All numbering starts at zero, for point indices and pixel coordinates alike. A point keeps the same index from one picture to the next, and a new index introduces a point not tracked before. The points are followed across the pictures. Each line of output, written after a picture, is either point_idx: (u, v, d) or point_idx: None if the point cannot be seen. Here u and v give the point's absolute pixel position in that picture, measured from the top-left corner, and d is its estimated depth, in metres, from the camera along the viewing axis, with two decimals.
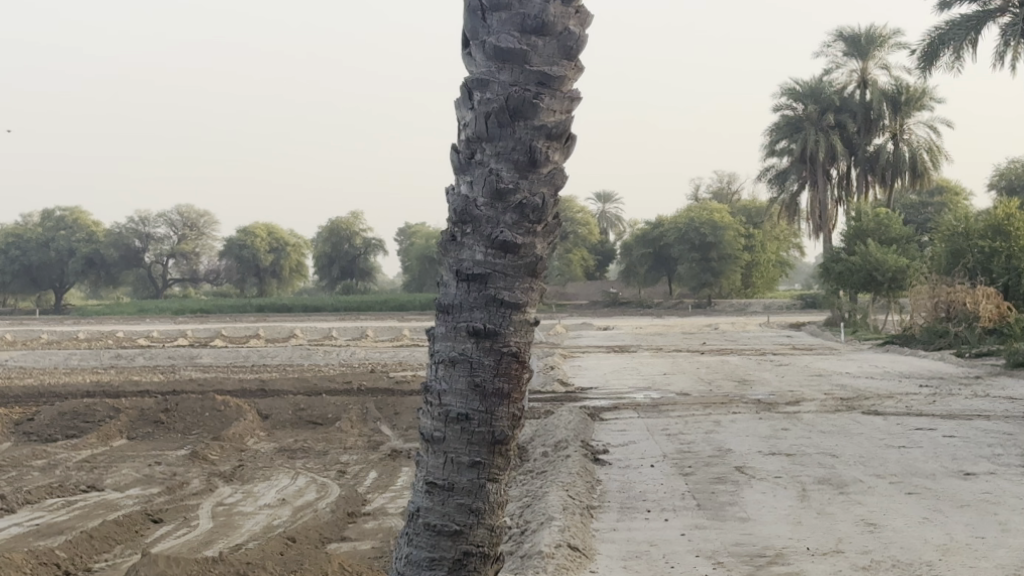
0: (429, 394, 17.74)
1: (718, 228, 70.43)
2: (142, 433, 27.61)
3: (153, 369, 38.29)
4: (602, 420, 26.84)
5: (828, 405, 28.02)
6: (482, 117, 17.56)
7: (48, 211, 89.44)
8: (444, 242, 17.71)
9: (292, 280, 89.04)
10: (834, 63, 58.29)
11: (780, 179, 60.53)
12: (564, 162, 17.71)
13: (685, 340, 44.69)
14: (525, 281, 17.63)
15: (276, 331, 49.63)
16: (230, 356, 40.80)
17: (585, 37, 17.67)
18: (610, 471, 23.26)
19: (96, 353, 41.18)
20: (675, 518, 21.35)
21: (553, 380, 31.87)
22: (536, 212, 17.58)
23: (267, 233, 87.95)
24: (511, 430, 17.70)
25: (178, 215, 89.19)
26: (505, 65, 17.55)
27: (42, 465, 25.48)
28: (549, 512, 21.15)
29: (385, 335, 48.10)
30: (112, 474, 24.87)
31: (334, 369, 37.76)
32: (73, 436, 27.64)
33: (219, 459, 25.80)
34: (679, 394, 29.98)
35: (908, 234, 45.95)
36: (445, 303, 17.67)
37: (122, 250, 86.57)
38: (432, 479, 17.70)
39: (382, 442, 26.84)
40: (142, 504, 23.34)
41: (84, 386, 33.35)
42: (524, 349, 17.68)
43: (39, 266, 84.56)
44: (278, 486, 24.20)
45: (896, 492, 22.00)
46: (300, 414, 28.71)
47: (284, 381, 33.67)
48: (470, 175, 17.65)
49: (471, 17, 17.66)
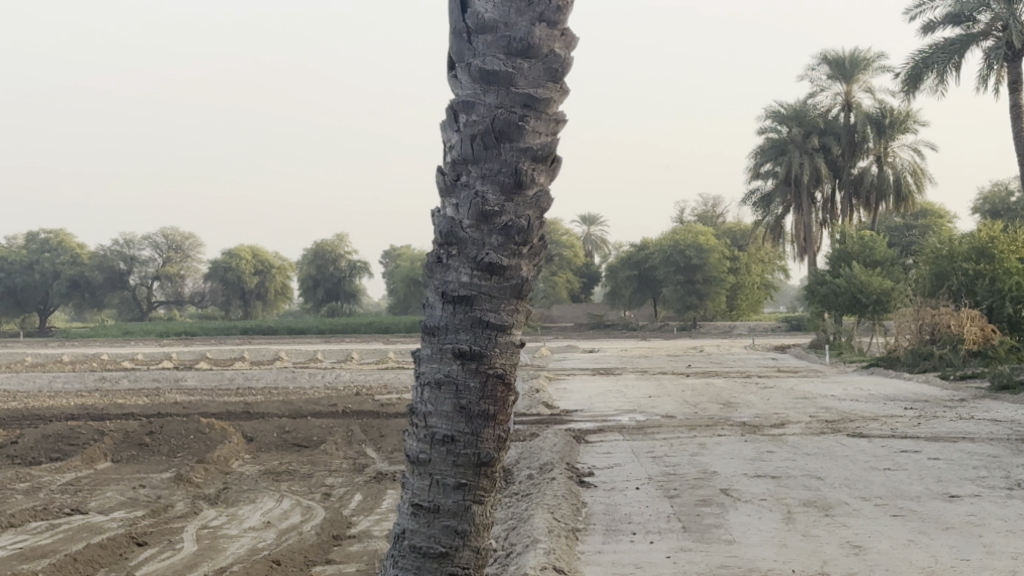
0: (415, 416, 17.74)
1: (703, 250, 70.43)
2: (126, 455, 27.53)
3: (138, 392, 38.18)
4: (587, 443, 26.83)
5: (813, 427, 28.07)
6: (468, 139, 17.61)
7: (33, 234, 89.11)
8: (429, 264, 17.74)
9: (276, 302, 88.98)
10: (818, 86, 58.49)
11: (765, 203, 60.83)
12: (549, 184, 17.76)
13: (670, 363, 44.72)
14: (510, 303, 17.65)
15: (261, 353, 49.55)
16: (215, 378, 40.75)
17: (571, 59, 17.73)
18: (596, 493, 23.25)
19: (80, 376, 41.05)
20: (661, 541, 21.34)
21: (539, 403, 31.86)
22: (522, 233, 17.60)
23: (252, 255, 87.92)
24: (496, 452, 17.69)
25: (162, 237, 89.90)
26: (490, 87, 17.59)
27: (26, 488, 25.38)
28: (534, 535, 21.12)
29: (370, 358, 48.07)
30: (96, 497, 24.81)
31: (319, 391, 37.71)
32: (57, 458, 27.53)
33: (204, 481, 25.74)
34: (664, 417, 29.99)
35: (892, 256, 46.08)
36: (431, 325, 17.68)
37: (107, 273, 86.71)
38: (418, 501, 17.69)
39: (367, 464, 26.80)
40: (127, 527, 23.27)
41: (68, 409, 33.22)
42: (510, 371, 17.69)
43: (23, 288, 84.28)
44: (263, 508, 24.15)
45: (881, 515, 22.01)
46: (285, 437, 28.65)
47: (269, 404, 33.58)
48: (456, 197, 17.67)
49: (457, 40, 17.73)
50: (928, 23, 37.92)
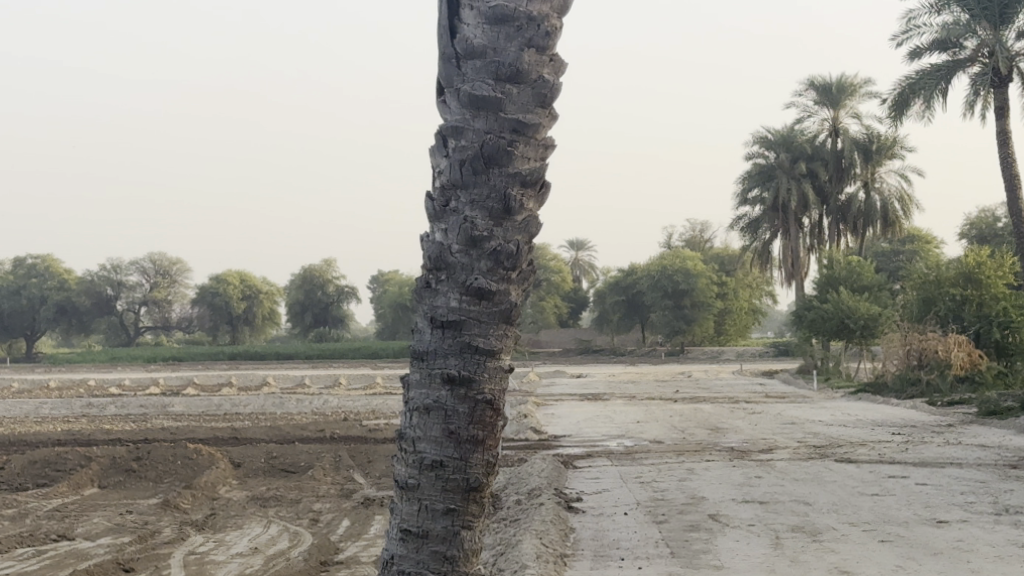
0: (403, 441, 17.71)
1: (691, 275, 70.54)
2: (113, 481, 27.43)
3: (125, 418, 38.04)
4: (576, 468, 26.82)
5: (801, 452, 28.06)
6: (457, 164, 17.64)
7: (20, 259, 88.74)
8: (418, 289, 17.73)
9: (264, 327, 88.71)
10: (806, 112, 58.63)
11: (752, 228, 60.90)
12: (538, 210, 17.79)
13: (659, 388, 44.66)
14: (499, 328, 17.65)
15: (248, 379, 49.40)
16: (203, 404, 40.60)
17: (560, 85, 17.79)
18: (584, 519, 23.20)
19: (67, 402, 40.89)
20: (649, 567, 21.31)
21: (527, 428, 31.79)
22: (511, 259, 17.62)
23: (240, 280, 87.83)
24: (485, 477, 17.66)
25: (150, 262, 90.02)
26: (479, 113, 17.63)
27: (12, 514, 25.29)
28: (523, 561, 21.07)
29: (357, 383, 47.99)
30: (82, 523, 24.71)
31: (307, 417, 37.59)
32: (43, 484, 27.40)
33: (191, 507, 25.65)
34: (652, 442, 29.97)
35: (880, 282, 46.17)
36: (420, 350, 17.68)
37: (94, 298, 86.78)
38: (407, 527, 17.65)
39: (355, 489, 26.72)
40: (114, 553, 23.19)
41: (55, 435, 33.09)
42: (499, 397, 17.68)
43: (9, 314, 83.94)
44: (250, 535, 24.07)
45: (869, 540, 22.02)
46: (273, 464, 28.58)
47: (257, 429, 33.50)
48: (444, 222, 17.67)
49: (446, 66, 17.77)
50: (915, 49, 38.07)
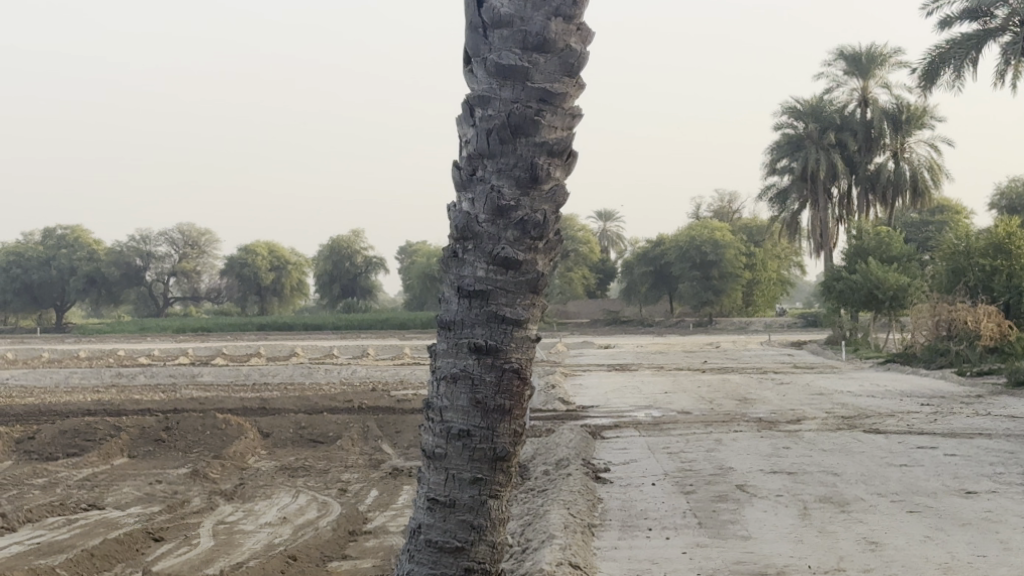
0: (430, 410, 17.74)
1: (720, 246, 70.33)
2: (143, 451, 27.60)
3: (155, 388, 38.33)
4: (603, 439, 26.81)
5: (829, 423, 27.98)
6: (484, 134, 17.59)
7: (49, 230, 89.45)
8: (445, 259, 17.74)
9: (293, 298, 88.99)
10: (835, 81, 58.29)
11: (781, 199, 60.67)
12: (565, 179, 17.73)
13: (687, 359, 44.67)
14: (526, 298, 17.64)
15: (277, 349, 49.59)
16: (231, 373, 40.78)
17: (587, 54, 17.71)
18: (612, 489, 23.23)
19: (97, 371, 41.13)
20: (677, 537, 21.31)
21: (555, 399, 31.85)
22: (538, 228, 17.58)
23: (269, 251, 88.07)
24: (512, 446, 17.68)
25: (179, 233, 89.84)
26: (506, 82, 17.57)
27: (43, 484, 25.47)
28: (550, 531, 21.09)
29: (386, 353, 48.15)
30: (112, 493, 24.86)
31: (336, 387, 37.80)
32: (73, 454, 27.56)
33: (220, 477, 25.78)
34: (680, 413, 29.95)
35: (909, 252, 45.88)
36: (447, 320, 17.68)
37: (124, 269, 86.83)
38: (433, 496, 17.69)
39: (382, 460, 26.81)
40: (143, 523, 23.31)
41: (85, 405, 33.33)
42: (526, 365, 17.68)
43: (40, 284, 84.97)
44: (279, 504, 24.18)
45: (898, 511, 21.95)
46: (302, 433, 28.71)
47: (286, 399, 33.63)
48: (471, 192, 17.67)
49: (473, 35, 17.71)
50: (945, 19, 37.79)
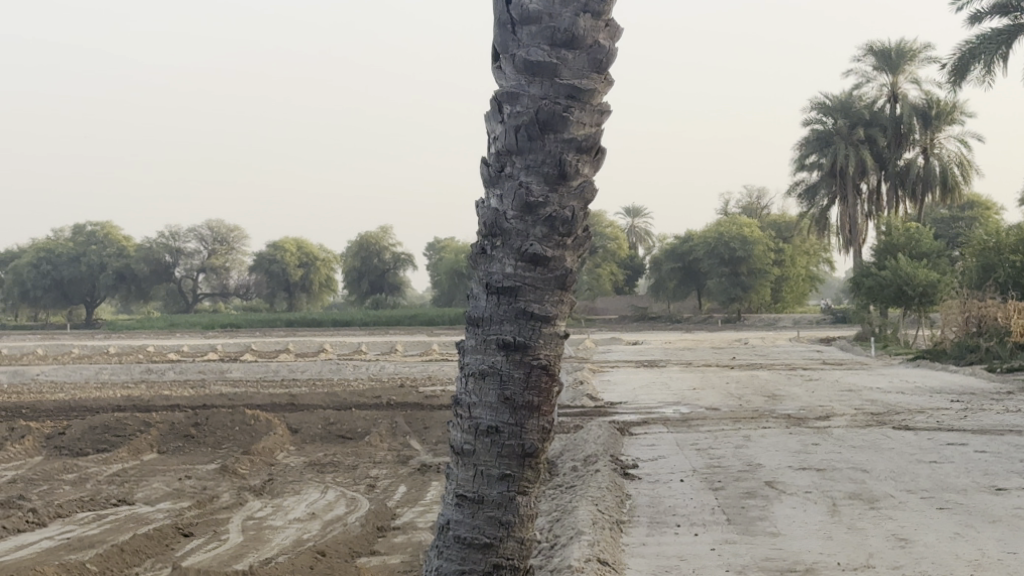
0: (459, 407, 17.76)
1: (748, 242, 70.17)
2: (172, 446, 27.71)
3: (184, 384, 38.48)
4: (632, 435, 26.79)
5: (858, 420, 27.88)
6: (512, 130, 17.59)
7: (80, 227, 89.98)
8: (473, 256, 17.76)
9: (321, 294, 89.18)
10: (864, 77, 58.06)
11: (809, 195, 60.46)
12: (593, 175, 17.72)
13: (715, 355, 44.59)
14: (555, 294, 17.64)
15: (306, 345, 49.75)
16: (260, 370, 40.91)
17: (616, 50, 17.69)
18: (641, 485, 23.21)
19: (127, 367, 41.32)
20: (705, 533, 21.28)
21: (583, 395, 31.83)
22: (567, 225, 17.58)
23: (297, 247, 88.29)
24: (541, 443, 17.68)
25: (208, 229, 89.99)
26: (534, 79, 17.57)
27: (73, 479, 25.61)
28: (578, 527, 21.09)
29: (413, 349, 48.24)
30: (142, 488, 24.97)
31: (364, 383, 37.91)
32: (103, 449, 27.69)
33: (249, 473, 25.88)
34: (709, 409, 29.89)
35: (939, 249, 45.68)
36: (475, 316, 17.70)
37: (154, 265, 87.15)
38: (462, 493, 17.71)
39: (411, 456, 26.86)
40: (173, 518, 23.41)
41: (115, 400, 33.51)
42: (554, 362, 17.68)
43: (70, 281, 85.39)
44: (308, 500, 24.25)
45: (927, 508, 21.86)
46: (330, 429, 28.79)
47: (314, 395, 33.73)
48: (499, 188, 17.67)
49: (501, 31, 17.69)
50: (975, 14, 37.59)
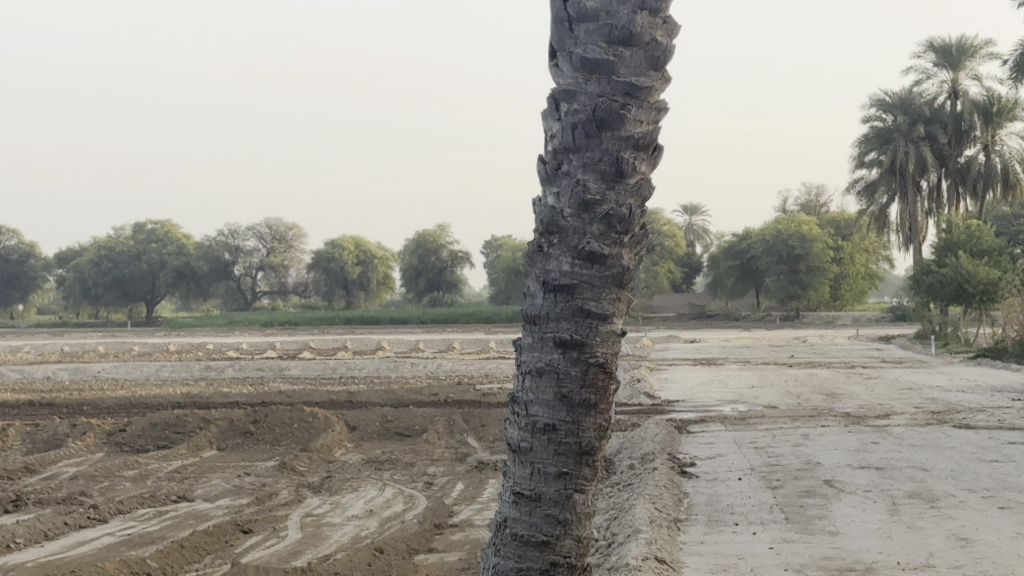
0: (516, 405, 17.78)
1: (807, 240, 69.80)
2: (231, 444, 27.92)
3: (243, 381, 38.74)
4: (689, 433, 26.71)
5: (918, 418, 27.66)
6: (570, 128, 17.58)
7: (140, 225, 90.93)
8: (531, 253, 17.76)
9: (379, 293, 89.49)
10: (925, 74, 57.60)
11: (869, 192, 59.96)
12: (651, 172, 17.70)
13: (773, 353, 44.36)
14: (612, 292, 17.63)
15: (363, 343, 49.95)
16: (319, 367, 41.12)
17: (673, 47, 17.66)
18: (698, 484, 23.15)
19: (186, 365, 41.63)
20: (763, 532, 21.19)
21: (640, 393, 31.77)
22: (624, 222, 17.57)
23: (355, 245, 88.67)
24: (598, 441, 17.68)
25: (267, 227, 90.39)
26: (591, 76, 17.56)
27: (134, 475, 25.86)
28: (636, 525, 21.06)
29: (470, 347, 48.32)
30: (202, 485, 25.17)
31: (421, 380, 38.01)
32: (163, 446, 27.94)
33: (307, 470, 26.03)
34: (767, 407, 29.76)
35: (1000, 246, 45.20)
36: (532, 314, 17.71)
37: (213, 263, 87.69)
38: (519, 490, 17.72)
39: (468, 454, 26.92)
40: (232, 515, 23.58)
41: (174, 398, 33.79)
42: (611, 360, 17.67)
43: (130, 279, 86.28)
44: (366, 497, 24.35)
45: (988, 507, 21.66)
46: (388, 426, 28.91)
47: (372, 393, 33.86)
48: (557, 186, 17.67)
49: (559, 28, 17.67)
50: None
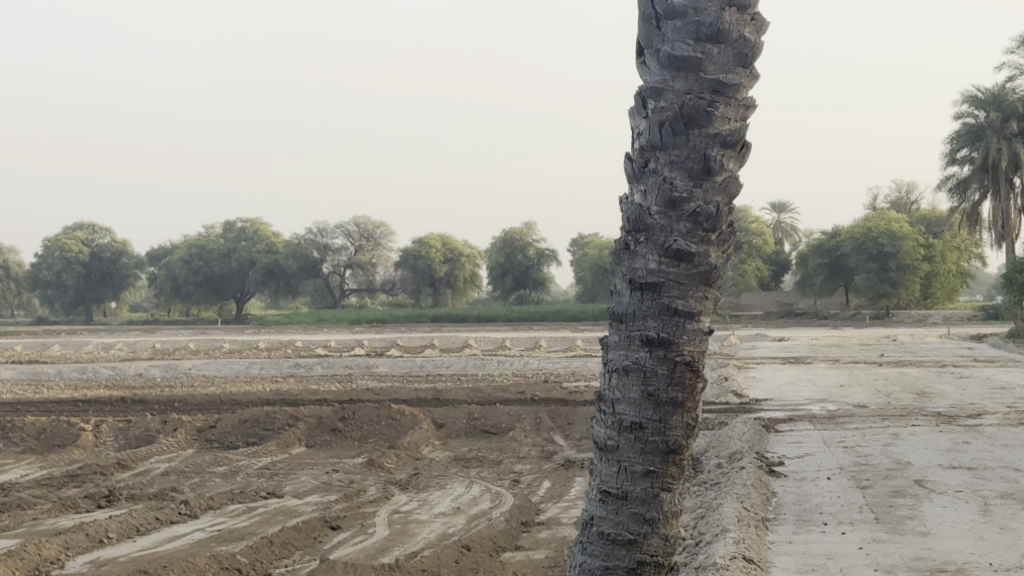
0: (603, 403, 17.77)
1: (897, 238, 69.07)
2: (320, 440, 28.18)
3: (332, 379, 39.06)
4: (777, 432, 26.53)
5: (1011, 418, 27.26)
6: (657, 125, 17.53)
7: (230, 223, 91.92)
8: (618, 251, 17.75)
9: (466, 291, 89.67)
10: (1019, 69, 56.71)
11: (961, 188, 59.13)
12: (739, 170, 17.62)
13: (862, 352, 43.91)
14: (699, 290, 17.56)
15: (451, 340, 50.15)
16: (406, 365, 41.36)
17: (761, 44, 17.56)
18: (786, 483, 22.99)
19: (276, 362, 42.05)
20: (853, 532, 21.01)
21: (728, 392, 31.61)
22: (711, 220, 17.49)
23: (442, 243, 89.08)
24: (685, 439, 17.62)
25: (354, 225, 91.06)
26: (679, 73, 17.50)
27: (224, 471, 26.18)
28: (724, 524, 20.96)
29: (557, 345, 48.34)
30: (290, 481, 25.43)
31: (508, 378, 38.09)
32: (252, 442, 28.26)
33: (395, 467, 26.20)
34: (856, 407, 29.47)
35: None
36: (619, 312, 17.69)
37: (302, 261, 88.40)
38: (606, 488, 17.71)
39: (555, 451, 26.95)
40: (320, 511, 23.79)
41: (264, 394, 34.14)
42: (698, 358, 17.60)
43: (221, 276, 87.50)
44: (453, 494, 24.46)
45: None
46: (475, 424, 29.01)
47: (459, 390, 33.98)
48: (644, 183, 17.64)
49: (646, 26, 17.64)
50: None
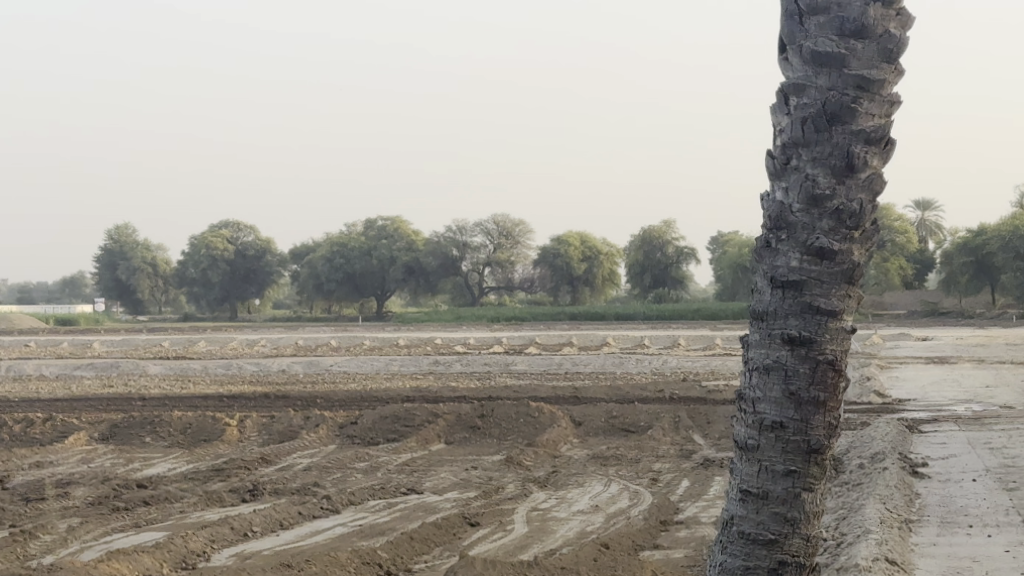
0: (744, 402, 17.65)
1: None
2: (459, 437, 28.41)
3: (471, 376, 39.33)
4: (921, 433, 26.10)
5: None
6: (799, 122, 17.36)
7: (371, 222, 93.72)
8: (759, 249, 17.61)
9: (605, 289, 89.20)
10: None
11: None
12: (883, 167, 17.39)
13: (1010, 352, 42.92)
14: (842, 289, 17.36)
15: (589, 339, 50.15)
16: (544, 363, 41.48)
17: (906, 39, 17.31)
18: (930, 484, 22.61)
19: (415, 359, 42.46)
20: (999, 535, 20.58)
21: (870, 392, 31.17)
22: (854, 217, 17.28)
23: (581, 242, 89.17)
24: (826, 439, 17.43)
25: (493, 224, 91.49)
26: (822, 69, 17.31)
27: (365, 467, 26.54)
28: (866, 525, 20.68)
29: (696, 344, 48.10)
30: (430, 478, 25.68)
31: (646, 377, 37.99)
32: (393, 439, 28.59)
33: (533, 464, 26.30)
34: (1003, 408, 28.86)
35: None
36: (760, 310, 17.56)
37: (441, 259, 89.51)
38: (746, 488, 17.60)
39: (694, 450, 26.82)
40: (459, 508, 23.99)
41: (404, 391, 34.51)
42: (841, 358, 17.40)
43: (361, 274, 89.38)
44: (591, 492, 24.49)
45: None
46: (613, 422, 28.99)
47: (597, 388, 33.97)
48: (786, 180, 17.48)
49: (788, 22, 17.50)
50: None
